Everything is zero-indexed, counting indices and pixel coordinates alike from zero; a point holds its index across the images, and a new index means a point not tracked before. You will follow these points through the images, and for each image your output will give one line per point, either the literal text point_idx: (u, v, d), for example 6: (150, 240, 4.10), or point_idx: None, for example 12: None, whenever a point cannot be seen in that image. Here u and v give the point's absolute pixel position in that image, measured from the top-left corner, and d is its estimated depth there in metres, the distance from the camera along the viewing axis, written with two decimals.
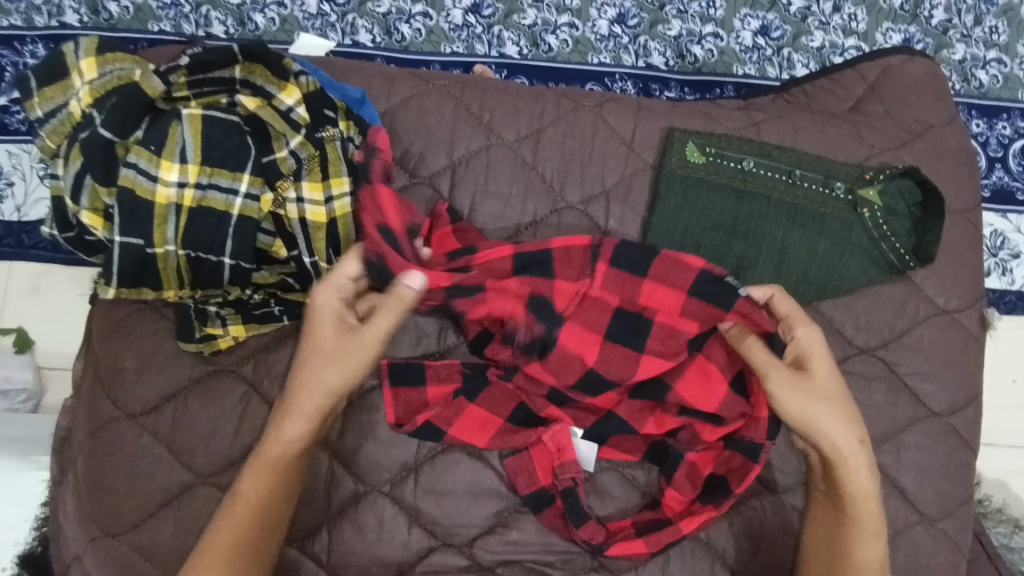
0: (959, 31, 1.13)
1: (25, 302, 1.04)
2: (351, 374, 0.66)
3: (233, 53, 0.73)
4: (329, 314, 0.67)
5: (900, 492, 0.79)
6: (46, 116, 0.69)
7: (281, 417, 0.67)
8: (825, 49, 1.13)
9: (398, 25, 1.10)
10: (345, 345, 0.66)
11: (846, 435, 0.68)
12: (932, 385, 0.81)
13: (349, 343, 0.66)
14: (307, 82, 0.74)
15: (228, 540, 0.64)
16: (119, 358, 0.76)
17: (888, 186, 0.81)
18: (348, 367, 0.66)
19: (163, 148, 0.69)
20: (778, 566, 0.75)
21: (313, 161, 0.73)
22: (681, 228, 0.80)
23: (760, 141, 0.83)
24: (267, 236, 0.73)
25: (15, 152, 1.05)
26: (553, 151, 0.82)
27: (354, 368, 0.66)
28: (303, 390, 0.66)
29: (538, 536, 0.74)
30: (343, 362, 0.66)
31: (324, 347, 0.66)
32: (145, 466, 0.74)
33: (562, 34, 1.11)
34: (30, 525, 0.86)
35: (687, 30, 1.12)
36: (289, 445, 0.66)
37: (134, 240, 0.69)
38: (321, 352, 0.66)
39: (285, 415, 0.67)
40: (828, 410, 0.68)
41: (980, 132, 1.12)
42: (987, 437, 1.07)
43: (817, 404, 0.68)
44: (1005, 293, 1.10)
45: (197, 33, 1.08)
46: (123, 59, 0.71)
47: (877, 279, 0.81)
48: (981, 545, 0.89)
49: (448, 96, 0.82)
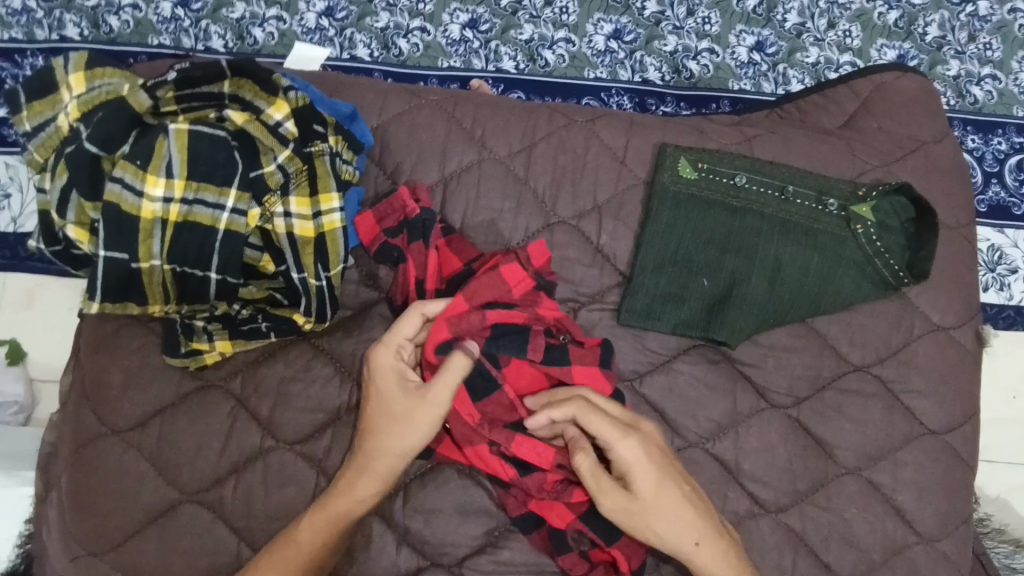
0: (953, 48, 1.13)
1: (18, 314, 1.04)
2: (416, 435, 0.67)
3: (221, 68, 0.72)
4: (391, 377, 0.68)
5: (898, 511, 0.78)
6: (34, 131, 0.69)
7: (347, 469, 0.69)
8: (821, 65, 1.13)
9: (396, 40, 1.11)
10: (410, 411, 0.67)
11: (685, 543, 0.68)
12: (928, 403, 0.80)
13: (409, 406, 0.67)
14: (296, 97, 0.74)
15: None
16: (106, 374, 0.75)
17: (881, 203, 0.80)
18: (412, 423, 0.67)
19: (149, 162, 0.68)
20: None
21: (301, 176, 0.73)
22: (673, 244, 0.79)
23: (753, 157, 0.83)
24: (255, 251, 0.74)
25: (12, 164, 1.05)
26: (545, 166, 0.82)
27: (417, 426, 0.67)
28: (370, 447, 0.68)
29: (528, 555, 0.73)
30: (407, 418, 0.67)
31: (389, 410, 0.68)
32: (131, 484, 0.73)
33: (559, 49, 1.12)
34: (14, 543, 0.85)
35: (683, 45, 1.12)
36: (357, 501, 0.68)
37: (120, 254, 0.68)
38: (389, 412, 0.68)
39: (357, 467, 0.68)
40: (668, 522, 0.67)
41: (976, 147, 1.12)
42: (988, 453, 1.06)
43: (655, 521, 0.67)
44: (1004, 308, 1.09)
45: (196, 46, 1.09)
46: (112, 74, 0.72)
47: (872, 295, 0.80)
48: (980, 565, 0.87)
49: (440, 110, 0.82)
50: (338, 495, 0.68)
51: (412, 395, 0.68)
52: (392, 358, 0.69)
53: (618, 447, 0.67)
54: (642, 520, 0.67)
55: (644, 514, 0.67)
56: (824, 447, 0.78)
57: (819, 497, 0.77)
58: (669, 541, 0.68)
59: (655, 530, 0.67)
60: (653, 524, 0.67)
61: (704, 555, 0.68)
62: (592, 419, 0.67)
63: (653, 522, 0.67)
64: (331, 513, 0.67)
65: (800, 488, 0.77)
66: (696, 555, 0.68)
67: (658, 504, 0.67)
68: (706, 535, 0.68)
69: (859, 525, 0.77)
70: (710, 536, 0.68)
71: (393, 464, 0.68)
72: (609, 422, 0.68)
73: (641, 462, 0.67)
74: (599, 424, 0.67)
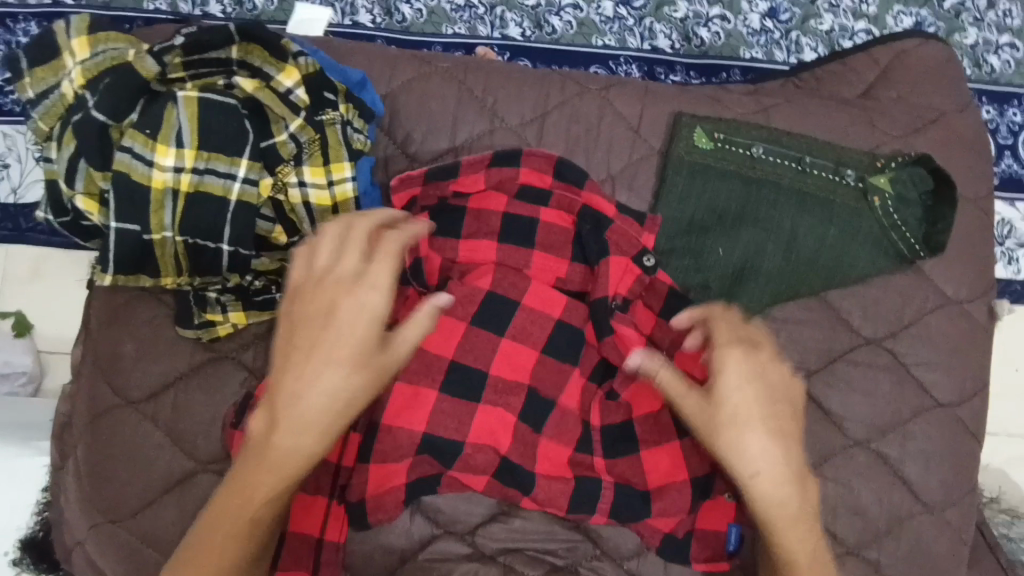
0: (972, 15, 1.10)
1: (22, 285, 1.03)
2: (333, 374, 0.58)
3: (230, 32, 0.71)
4: (357, 317, 0.59)
5: (905, 483, 0.79)
6: (38, 98, 0.68)
7: (267, 430, 0.59)
8: (835, 32, 1.10)
9: (399, 5, 1.07)
10: (341, 338, 0.58)
11: (754, 479, 0.61)
12: (938, 375, 0.80)
13: (315, 333, 0.59)
14: (306, 63, 0.72)
15: (233, 520, 0.59)
16: (118, 344, 0.75)
17: (900, 174, 0.79)
18: (353, 366, 0.58)
19: (158, 131, 0.68)
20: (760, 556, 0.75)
21: (313, 145, 0.72)
22: (688, 216, 0.79)
23: (771, 127, 0.81)
24: (266, 223, 0.73)
25: (8, 134, 1.03)
26: (557, 135, 0.80)
27: (326, 428, 0.58)
28: (304, 400, 0.58)
29: (541, 525, 0.73)
30: (314, 346, 0.59)
31: (332, 352, 0.58)
32: (146, 453, 0.73)
33: (566, 15, 1.09)
34: (31, 510, 0.87)
35: (693, 11, 1.09)
36: (280, 450, 0.58)
37: (131, 226, 0.68)
38: (331, 378, 0.58)
39: (272, 455, 0.58)
40: (753, 447, 0.61)
41: (991, 118, 1.10)
42: (991, 427, 1.07)
43: (739, 447, 0.61)
44: (1011, 282, 1.08)
45: (194, 12, 1.06)
46: (116, 38, 0.70)
47: (885, 268, 0.80)
48: (982, 536, 0.89)
49: (451, 78, 0.81)
50: (243, 473, 0.59)
51: (367, 347, 0.59)
52: (369, 290, 0.59)
53: (739, 372, 0.62)
54: (733, 455, 0.61)
55: (739, 453, 0.61)
56: (833, 419, 0.79)
57: (828, 468, 0.78)
58: (737, 472, 0.61)
59: (728, 442, 0.61)
60: (739, 449, 0.61)
61: (764, 481, 0.61)
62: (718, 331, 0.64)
63: (746, 457, 0.61)
64: (233, 513, 0.58)
65: (809, 460, 0.78)
66: (755, 493, 0.61)
67: (740, 425, 0.61)
68: (789, 478, 0.61)
69: (867, 496, 0.78)
70: (787, 495, 0.62)
71: (324, 420, 0.58)
72: (737, 351, 0.63)
73: (739, 381, 0.62)
74: (721, 333, 0.64)
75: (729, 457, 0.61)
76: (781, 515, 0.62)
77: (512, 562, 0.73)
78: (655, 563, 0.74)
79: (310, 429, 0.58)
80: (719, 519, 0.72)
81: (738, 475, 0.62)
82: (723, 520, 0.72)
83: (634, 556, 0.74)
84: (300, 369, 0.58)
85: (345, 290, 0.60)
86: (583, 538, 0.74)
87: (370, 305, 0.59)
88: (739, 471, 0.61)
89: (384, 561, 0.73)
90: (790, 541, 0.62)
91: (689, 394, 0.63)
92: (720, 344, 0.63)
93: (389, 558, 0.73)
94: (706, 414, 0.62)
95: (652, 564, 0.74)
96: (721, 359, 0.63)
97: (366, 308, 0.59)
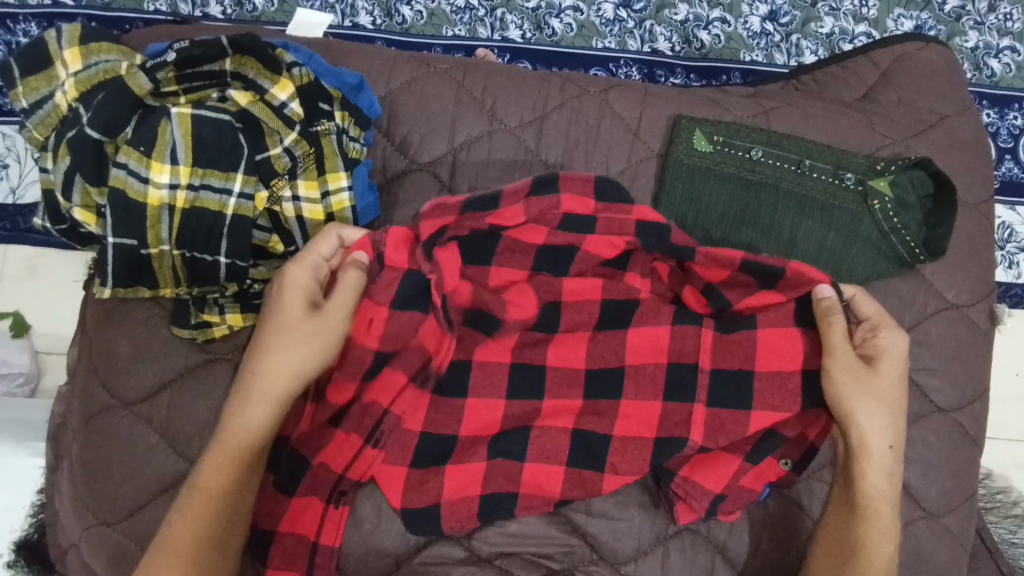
0: (973, 18, 1.10)
1: (19, 285, 1.03)
2: (287, 343, 0.66)
3: (222, 45, 0.69)
4: (296, 291, 0.67)
5: (904, 488, 0.78)
6: (32, 107, 0.68)
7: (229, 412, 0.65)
8: (835, 35, 1.10)
9: (399, 7, 1.07)
10: (287, 311, 0.67)
11: (880, 442, 0.68)
12: (939, 380, 0.80)
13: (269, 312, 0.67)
14: (300, 74, 0.72)
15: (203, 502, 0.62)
16: (113, 346, 0.75)
17: (900, 177, 0.78)
18: (302, 333, 0.66)
19: (153, 149, 0.68)
20: (760, 556, 0.74)
21: (308, 159, 0.72)
22: (686, 219, 0.79)
23: (770, 130, 0.81)
24: (263, 233, 0.73)
25: (8, 134, 1.03)
26: (556, 137, 0.80)
27: (282, 392, 0.65)
28: (263, 370, 0.65)
29: (538, 528, 0.73)
30: (264, 326, 0.67)
31: (282, 325, 0.66)
32: (140, 456, 0.73)
33: (566, 17, 1.08)
34: (26, 511, 0.86)
35: (694, 14, 1.09)
36: (243, 423, 0.64)
37: (128, 240, 0.69)
38: (270, 352, 0.65)
39: (224, 433, 0.64)
40: (883, 409, 0.68)
41: (991, 121, 1.10)
42: (993, 431, 1.06)
43: (875, 407, 0.68)
44: (1012, 286, 1.08)
45: (194, 13, 1.05)
46: (110, 50, 0.70)
47: (886, 272, 0.79)
48: (982, 542, 0.88)
49: (449, 79, 0.80)
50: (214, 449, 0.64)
51: (309, 314, 0.67)
52: (303, 270, 0.68)
53: (897, 353, 0.70)
54: (867, 413, 0.68)
55: (875, 414, 0.68)
56: None
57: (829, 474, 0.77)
58: (863, 429, 0.68)
59: (867, 402, 0.68)
60: (871, 408, 0.68)
61: (882, 445, 0.68)
62: (870, 312, 0.72)
63: (878, 418, 0.68)
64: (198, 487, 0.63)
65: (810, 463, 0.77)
66: (869, 452, 0.68)
67: (883, 393, 0.68)
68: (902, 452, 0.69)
69: None
70: (891, 469, 0.69)
71: (287, 385, 0.65)
72: (898, 335, 0.70)
73: (897, 354, 0.69)
74: (873, 311, 0.72)
75: (856, 413, 0.68)
76: (883, 482, 0.68)
77: (508, 566, 0.72)
78: (653, 567, 0.73)
79: (269, 396, 0.65)
80: (762, 480, 0.73)
81: (859, 432, 0.68)
82: (766, 480, 0.73)
83: (632, 560, 0.73)
84: (257, 348, 0.66)
85: (290, 265, 0.69)
86: (581, 542, 0.73)
87: (307, 275, 0.68)
88: (861, 428, 0.68)
89: (379, 564, 0.72)
90: (877, 506, 0.68)
91: (851, 356, 0.69)
92: (881, 323, 0.71)
93: (384, 562, 0.72)
94: (862, 373, 0.68)
95: (650, 568, 0.73)
96: (887, 331, 0.70)
97: (309, 279, 0.68)
